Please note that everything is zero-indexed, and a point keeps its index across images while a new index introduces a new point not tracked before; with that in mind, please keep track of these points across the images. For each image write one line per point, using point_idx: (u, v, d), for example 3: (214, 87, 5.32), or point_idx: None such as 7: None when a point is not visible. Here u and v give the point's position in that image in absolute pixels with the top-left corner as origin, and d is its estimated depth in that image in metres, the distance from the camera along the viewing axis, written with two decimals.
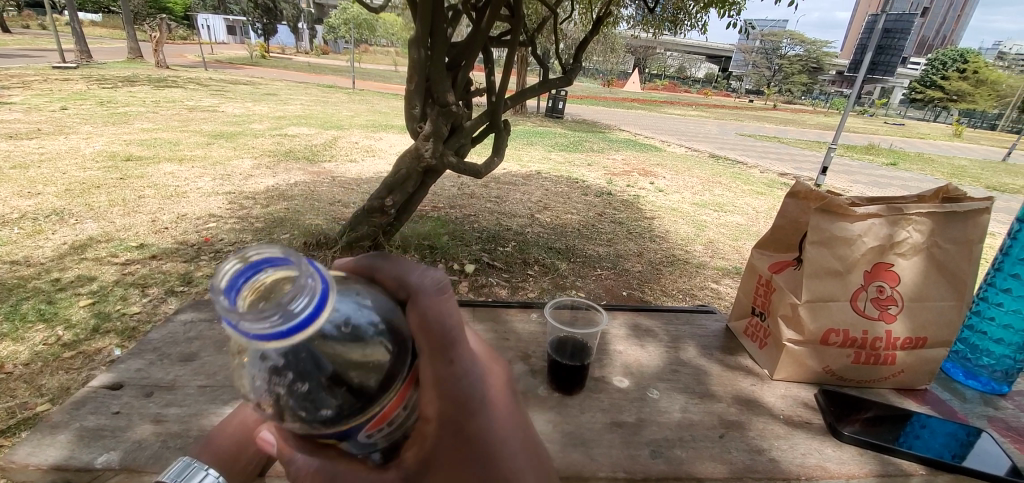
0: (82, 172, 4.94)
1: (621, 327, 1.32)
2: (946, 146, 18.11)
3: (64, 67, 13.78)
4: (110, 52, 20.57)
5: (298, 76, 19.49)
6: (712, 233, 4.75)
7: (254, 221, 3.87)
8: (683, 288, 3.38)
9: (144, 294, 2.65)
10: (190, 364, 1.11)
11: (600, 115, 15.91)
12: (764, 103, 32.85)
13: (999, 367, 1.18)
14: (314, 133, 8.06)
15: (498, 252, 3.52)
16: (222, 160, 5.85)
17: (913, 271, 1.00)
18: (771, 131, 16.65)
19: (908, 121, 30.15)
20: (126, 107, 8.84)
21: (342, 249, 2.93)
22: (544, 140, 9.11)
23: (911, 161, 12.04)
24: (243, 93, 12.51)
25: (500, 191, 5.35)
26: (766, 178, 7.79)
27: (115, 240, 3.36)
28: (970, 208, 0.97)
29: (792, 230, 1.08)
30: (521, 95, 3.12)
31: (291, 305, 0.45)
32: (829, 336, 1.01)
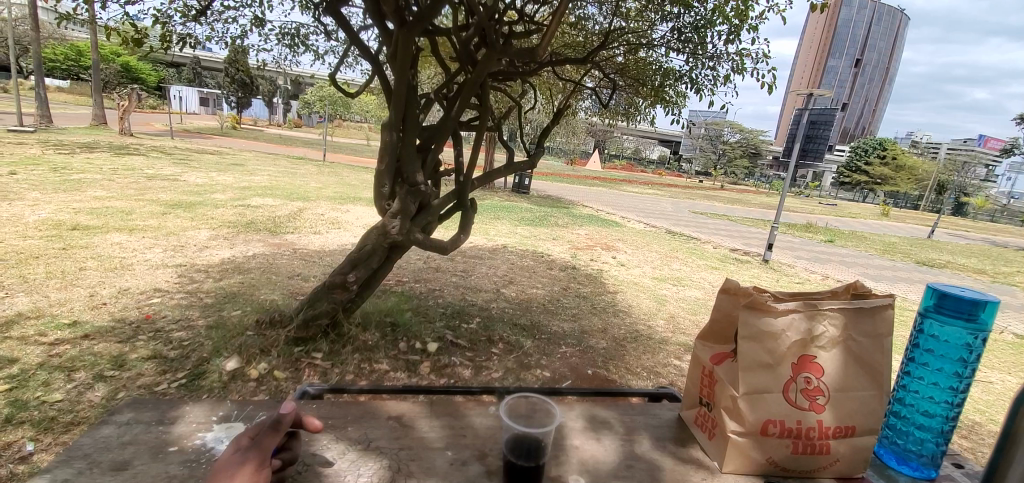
0: (20, 241, 4.65)
1: (578, 419, 1.34)
2: (875, 225, 20.00)
3: (18, 131, 13.39)
4: (71, 118, 20.28)
5: (269, 148, 19.71)
6: (672, 307, 4.91)
7: (204, 296, 3.70)
8: (646, 365, 3.42)
9: (68, 379, 2.42)
10: (120, 474, 1.03)
11: (564, 191, 16.75)
12: (712, 183, 35.69)
13: (925, 452, 1.27)
14: (280, 204, 8.02)
15: (462, 329, 3.49)
16: (177, 231, 5.66)
17: (834, 362, 1.10)
18: (720, 209, 17.96)
19: (839, 202, 33.31)
20: (80, 174, 8.57)
21: (298, 328, 2.82)
22: (510, 215, 9.43)
23: (846, 239, 13.16)
24: (208, 162, 12.45)
25: (466, 265, 5.41)
26: (719, 254, 8.28)
27: (46, 317, 3.11)
28: (873, 304, 1.11)
29: (727, 322, 1.18)
30: (488, 176, 3.28)
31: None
32: (767, 427, 1.08)
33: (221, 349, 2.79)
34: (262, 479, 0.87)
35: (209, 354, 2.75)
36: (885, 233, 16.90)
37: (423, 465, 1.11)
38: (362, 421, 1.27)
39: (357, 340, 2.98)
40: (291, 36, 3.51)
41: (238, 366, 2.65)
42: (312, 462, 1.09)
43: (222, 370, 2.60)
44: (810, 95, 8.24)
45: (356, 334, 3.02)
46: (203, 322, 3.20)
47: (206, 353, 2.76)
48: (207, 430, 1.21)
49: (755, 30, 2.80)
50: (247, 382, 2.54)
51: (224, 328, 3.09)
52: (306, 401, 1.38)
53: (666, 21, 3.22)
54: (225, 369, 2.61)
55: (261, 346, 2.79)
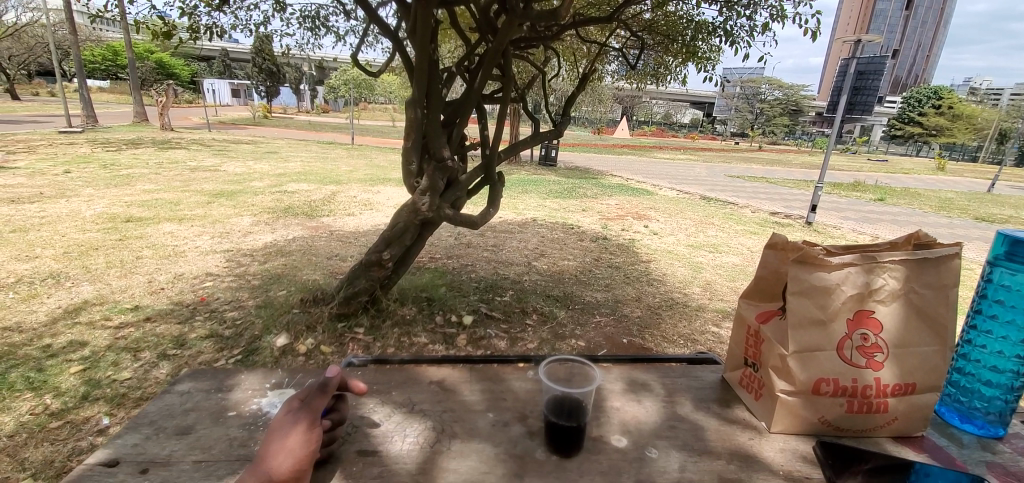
0: (82, 235, 4.99)
1: (617, 382, 1.34)
2: (931, 180, 18.61)
3: (70, 132, 14.20)
4: (116, 116, 21.33)
5: (300, 134, 20.15)
6: (709, 274, 4.78)
7: (250, 278, 3.89)
8: (684, 332, 3.36)
9: (135, 358, 2.62)
10: (186, 438, 1.10)
11: (593, 161, 16.38)
12: (749, 145, 33.96)
13: (993, 410, 1.19)
14: (313, 189, 8.23)
15: (496, 302, 3.54)
16: (221, 219, 5.93)
17: (895, 317, 1.03)
18: (759, 172, 17.14)
19: (890, 158, 31.08)
20: (129, 170, 9.05)
21: (339, 305, 2.93)
22: (538, 188, 9.33)
23: (898, 196, 12.33)
24: (244, 152, 12.87)
25: (496, 239, 5.42)
26: (758, 218, 7.94)
27: (110, 303, 3.35)
28: (940, 255, 1.03)
29: (774, 279, 1.13)
30: (515, 148, 3.22)
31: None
32: (819, 386, 1.03)
33: (269, 327, 2.94)
34: (315, 439, 0.91)
35: (259, 332, 2.90)
36: (943, 189, 15.72)
37: (466, 426, 1.13)
38: (405, 386, 1.31)
39: (395, 315, 3.08)
40: (312, 19, 3.51)
41: (287, 342, 2.78)
42: (360, 425, 1.13)
43: (272, 347, 2.75)
44: (858, 41, 7.58)
45: (394, 309, 3.11)
46: (251, 303, 3.37)
47: (256, 331, 2.91)
48: (262, 396, 1.28)
49: None
50: (295, 356, 2.67)
51: (271, 307, 3.24)
52: (351, 369, 1.43)
53: None
54: (275, 345, 2.75)
55: (307, 323, 2.90)
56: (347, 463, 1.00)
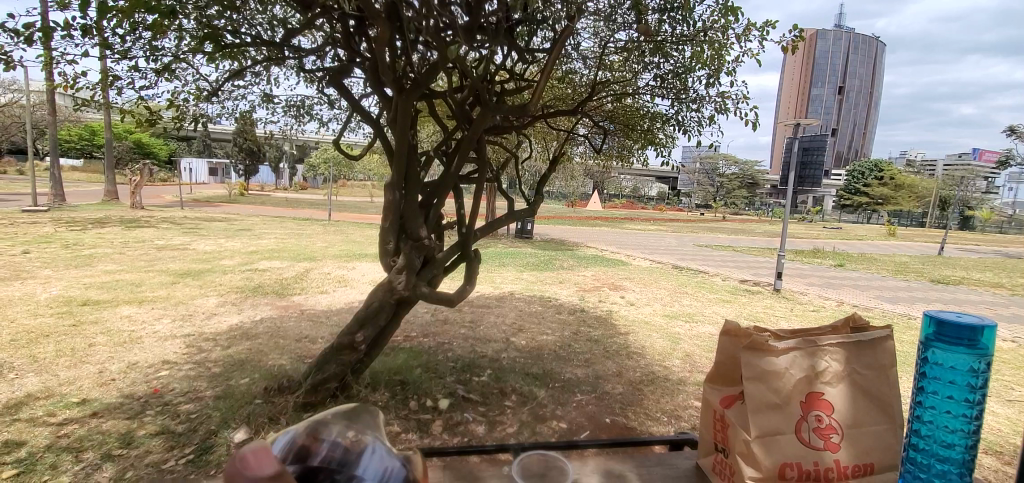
0: (32, 320, 4.72)
1: (593, 475, 1.32)
2: (885, 245, 19.91)
3: (34, 211, 13.85)
4: (85, 195, 21.00)
5: (276, 211, 20.23)
6: (687, 345, 4.83)
7: (212, 365, 3.70)
8: (665, 409, 3.33)
9: (76, 459, 2.40)
10: None
11: (568, 233, 16.93)
12: (714, 215, 35.88)
13: None
14: (286, 266, 8.13)
15: (473, 383, 3.45)
16: (186, 300, 5.74)
17: (843, 398, 1.10)
18: (725, 241, 18.02)
19: (845, 226, 33.18)
20: (92, 249, 8.79)
21: (307, 393, 2.80)
22: (515, 261, 9.49)
23: (857, 262, 13.06)
24: (216, 229, 12.76)
25: (473, 315, 5.39)
26: (729, 286, 8.21)
27: (54, 397, 3.10)
28: (873, 336, 1.13)
29: (731, 364, 1.19)
30: (490, 226, 3.34)
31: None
32: (785, 470, 1.06)
33: (229, 420, 2.77)
34: None
35: (217, 426, 2.72)
36: (897, 253, 16.78)
37: None
38: None
39: None
40: (296, 108, 3.74)
41: (247, 436, 2.61)
42: None
43: (230, 442, 2.57)
44: (797, 125, 8.46)
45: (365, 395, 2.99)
46: (210, 393, 3.18)
47: (214, 425, 2.74)
48: None
49: (733, 73, 2.97)
50: None
51: (232, 397, 3.07)
52: None
53: (648, 70, 3.42)
54: (233, 440, 2.58)
55: (271, 414, 2.76)
56: None
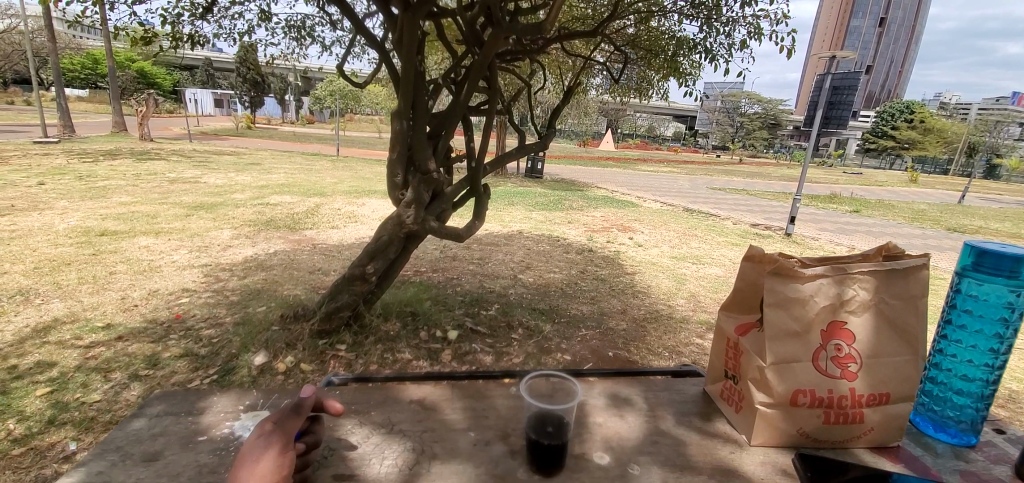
0: (53, 249, 4.82)
1: (600, 397, 1.33)
2: (905, 192, 19.31)
3: (44, 142, 13.78)
4: (92, 127, 20.77)
5: (284, 146, 19.94)
6: (693, 286, 4.83)
7: (229, 294, 3.79)
8: (668, 345, 3.38)
9: (106, 379, 2.52)
10: (152, 464, 1.05)
11: (579, 174, 16.58)
12: (730, 158, 34.71)
13: (965, 418, 1.22)
14: (296, 201, 8.11)
15: (481, 316, 3.51)
16: (200, 232, 5.79)
17: (867, 328, 1.06)
18: (739, 184, 17.57)
19: (866, 172, 32.02)
20: (105, 181, 8.81)
21: (321, 321, 2.86)
22: (524, 200, 9.36)
23: (873, 208, 12.73)
24: (225, 163, 12.66)
25: (482, 252, 5.40)
26: (740, 229, 8.08)
27: (81, 321, 3.22)
28: (907, 265, 1.06)
29: (752, 291, 1.14)
30: (500, 161, 3.20)
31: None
32: (797, 398, 1.05)
33: (249, 344, 2.86)
34: (288, 461, 0.89)
35: (238, 349, 2.82)
36: (915, 200, 16.29)
37: (448, 446, 1.11)
38: (385, 405, 1.28)
39: (378, 331, 3.02)
40: (297, 30, 3.50)
41: (267, 360, 2.72)
42: (337, 446, 1.10)
43: (251, 365, 2.68)
44: (832, 59, 7.82)
45: (378, 325, 3.06)
46: (230, 320, 3.28)
47: (235, 349, 2.84)
48: (235, 420, 1.23)
49: None
50: (274, 375, 2.60)
51: (250, 324, 3.16)
52: (329, 388, 1.37)
53: None
54: (254, 363, 2.69)
55: (287, 339, 2.84)
56: None
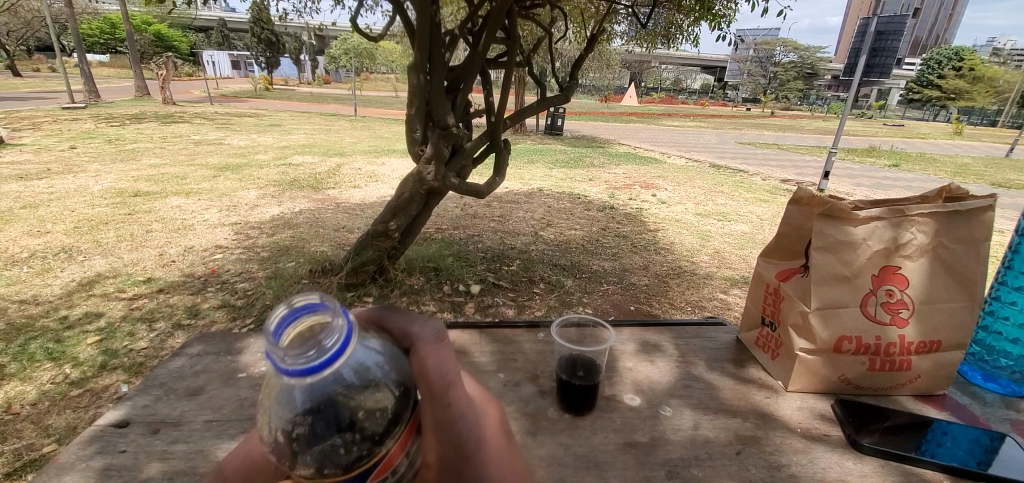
0: (91, 210, 5.01)
1: (629, 344, 1.31)
2: (950, 145, 18.07)
3: (73, 108, 14.09)
4: (117, 91, 21.05)
5: (302, 107, 19.86)
6: (717, 242, 4.72)
7: (259, 250, 3.90)
8: (691, 300, 3.34)
9: (150, 328, 2.66)
10: (196, 398, 1.10)
11: (600, 130, 16.05)
12: (761, 112, 32.94)
13: (1018, 368, 1.17)
14: (318, 161, 8.14)
15: (503, 271, 3.52)
16: (227, 192, 5.91)
17: (922, 273, 0.99)
18: (770, 139, 16.74)
19: (910, 124, 30.00)
20: (134, 144, 9.00)
21: (348, 275, 2.92)
22: (544, 158, 9.15)
23: (913, 162, 11.99)
24: (246, 125, 12.73)
25: (503, 210, 5.36)
26: (769, 185, 7.76)
27: (123, 276, 3.38)
28: (973, 206, 0.97)
29: (797, 236, 1.08)
30: (520, 115, 3.08)
31: (320, 365, 0.41)
32: (842, 344, 1.00)
33: (280, 297, 2.95)
34: None
35: (270, 301, 2.92)
36: (961, 154, 15.28)
37: None
38: None
39: (404, 285, 3.07)
40: None
41: None
42: None
43: None
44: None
45: (402, 279, 3.10)
46: (261, 274, 3.38)
47: (267, 300, 2.93)
48: (272, 359, 1.27)
49: None
50: None
51: (281, 277, 3.25)
52: None
53: None
54: None
55: (317, 292, 2.91)
56: None
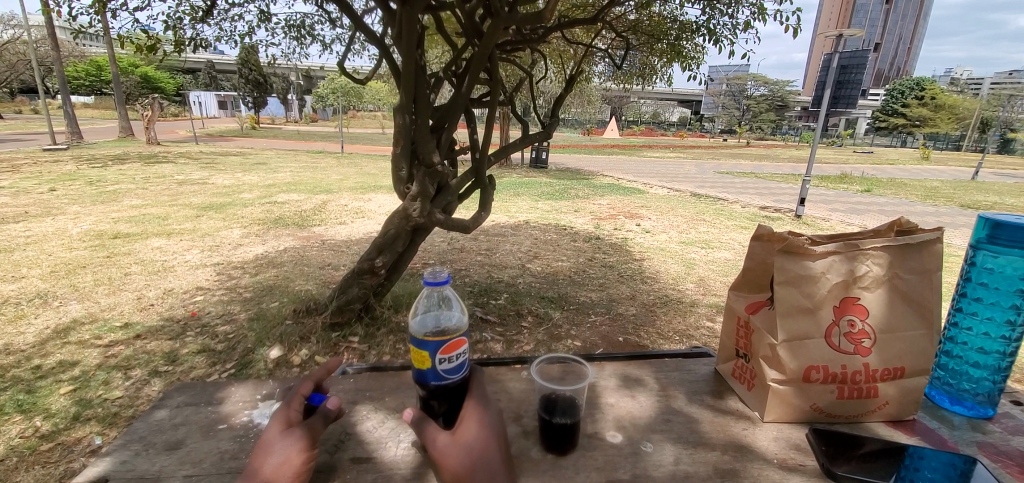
0: (69, 253, 4.90)
1: (611, 378, 1.34)
2: (917, 170, 18.90)
3: (54, 149, 13.96)
4: (100, 133, 20.97)
5: (289, 145, 19.97)
6: (701, 270, 4.81)
7: (243, 290, 3.85)
8: (678, 329, 3.37)
9: (126, 376, 2.58)
10: (176, 452, 1.08)
11: (584, 162, 16.41)
12: (738, 142, 34.17)
13: (981, 391, 1.22)
14: (304, 199, 8.14)
15: (490, 305, 3.52)
16: (211, 232, 5.85)
17: (880, 303, 1.05)
18: (748, 167, 17.29)
19: (878, 150, 31.37)
20: (116, 185, 8.91)
21: (333, 314, 2.89)
22: (530, 191, 9.29)
23: (885, 187, 12.48)
24: (232, 164, 12.74)
25: (490, 243, 5.40)
26: (749, 212, 7.97)
27: (99, 321, 3.29)
28: (922, 239, 1.04)
29: (762, 270, 1.14)
30: (504, 151, 3.16)
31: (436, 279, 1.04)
32: (810, 374, 1.05)
33: (263, 339, 2.90)
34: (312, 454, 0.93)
35: (253, 344, 2.87)
36: (929, 178, 15.96)
37: None
38: (399, 391, 1.30)
39: (391, 322, 3.05)
40: (297, 28, 3.46)
41: (282, 353, 2.77)
42: (353, 431, 1.12)
43: (267, 359, 2.73)
44: (839, 36, 7.58)
45: (390, 316, 3.08)
46: (244, 315, 3.33)
47: (250, 343, 2.88)
48: (254, 408, 1.25)
49: None
50: (291, 367, 2.65)
51: (264, 319, 3.20)
52: (344, 376, 1.40)
53: None
54: (270, 357, 2.74)
55: (301, 333, 2.87)
56: (342, 471, 0.99)
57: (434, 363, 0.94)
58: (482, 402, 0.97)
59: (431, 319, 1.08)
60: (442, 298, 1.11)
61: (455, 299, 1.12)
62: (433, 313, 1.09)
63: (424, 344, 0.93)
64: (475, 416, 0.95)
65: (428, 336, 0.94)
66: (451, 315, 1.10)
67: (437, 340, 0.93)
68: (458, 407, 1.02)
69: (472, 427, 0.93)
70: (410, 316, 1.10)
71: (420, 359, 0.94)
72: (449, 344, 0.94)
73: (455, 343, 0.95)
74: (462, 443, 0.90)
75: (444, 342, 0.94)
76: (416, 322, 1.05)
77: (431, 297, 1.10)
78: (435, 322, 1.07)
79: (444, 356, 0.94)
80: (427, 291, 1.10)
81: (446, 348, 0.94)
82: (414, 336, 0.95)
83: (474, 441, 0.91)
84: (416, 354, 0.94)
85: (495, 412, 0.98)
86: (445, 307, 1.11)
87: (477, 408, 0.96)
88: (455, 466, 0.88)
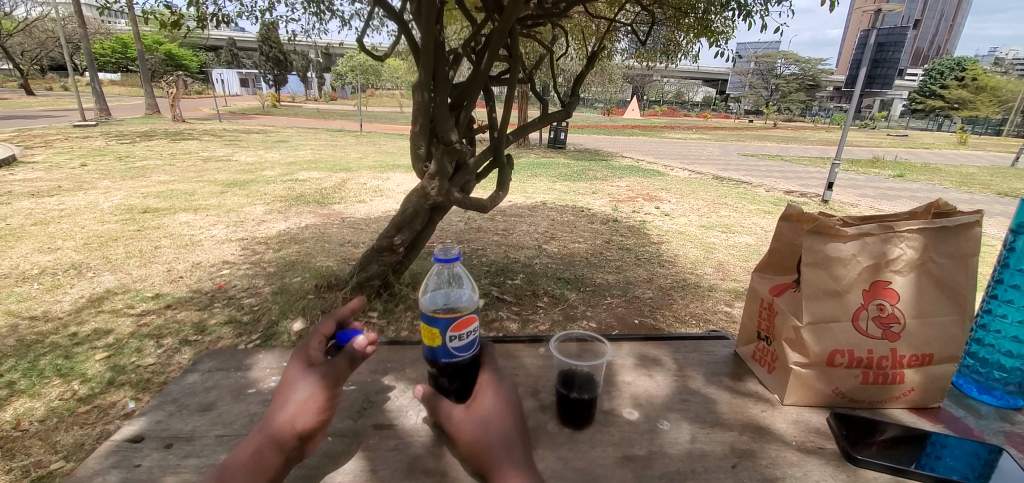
0: (101, 226, 5.09)
1: (628, 358, 1.34)
2: (955, 155, 18.03)
3: (84, 126, 14.37)
4: (128, 110, 21.46)
5: (309, 123, 20.14)
6: (721, 254, 4.73)
7: (266, 265, 3.96)
8: (695, 313, 3.34)
9: (157, 344, 2.70)
10: (208, 414, 1.13)
11: (604, 144, 16.14)
12: (764, 123, 33.02)
13: (1012, 381, 1.19)
14: (323, 177, 8.24)
15: (507, 285, 3.55)
16: (235, 208, 5.99)
17: (911, 288, 1.01)
18: (774, 150, 16.75)
19: (914, 134, 29.93)
20: (144, 161, 9.16)
21: (353, 290, 2.95)
22: (547, 172, 9.20)
23: (919, 172, 11.96)
24: (254, 141, 12.94)
25: (507, 224, 5.40)
26: (773, 197, 7.76)
27: (131, 292, 3.44)
28: (962, 222, 0.99)
29: (788, 252, 1.12)
30: (522, 130, 3.12)
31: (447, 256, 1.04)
32: (834, 358, 1.03)
33: (286, 312, 2.99)
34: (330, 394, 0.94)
35: (276, 317, 2.96)
36: (967, 164, 15.22)
37: None
38: (418, 364, 1.33)
39: (408, 299, 3.10)
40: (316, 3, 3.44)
41: (303, 326, 2.85)
42: (375, 400, 1.16)
43: (289, 331, 2.82)
44: (879, 11, 7.17)
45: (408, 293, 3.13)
46: (267, 289, 3.44)
47: (273, 316, 2.98)
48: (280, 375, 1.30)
49: None
50: None
51: (286, 293, 3.29)
52: None
53: None
54: (292, 330, 2.82)
55: (322, 307, 2.95)
56: (364, 437, 1.03)
57: (445, 341, 0.94)
58: (494, 376, 0.99)
59: (441, 297, 1.08)
60: (452, 275, 1.12)
61: (465, 276, 1.13)
62: (443, 290, 1.11)
63: (434, 322, 0.93)
64: (490, 389, 0.96)
65: (439, 312, 0.94)
66: (461, 293, 1.11)
67: (447, 317, 0.93)
68: (470, 384, 1.03)
69: (488, 400, 0.95)
70: (420, 293, 1.11)
71: (430, 336, 0.94)
72: (459, 321, 0.94)
73: (466, 320, 0.95)
74: (477, 416, 0.93)
75: (455, 319, 0.94)
76: (427, 300, 1.06)
77: (441, 274, 1.11)
78: (445, 299, 1.08)
79: (454, 334, 0.94)
80: (436, 268, 1.11)
81: (456, 326, 0.94)
82: (425, 313, 0.95)
83: (490, 414, 0.93)
84: (427, 330, 0.94)
85: (509, 386, 1.00)
86: (454, 285, 1.12)
87: (491, 384, 0.97)
88: (472, 439, 0.90)
